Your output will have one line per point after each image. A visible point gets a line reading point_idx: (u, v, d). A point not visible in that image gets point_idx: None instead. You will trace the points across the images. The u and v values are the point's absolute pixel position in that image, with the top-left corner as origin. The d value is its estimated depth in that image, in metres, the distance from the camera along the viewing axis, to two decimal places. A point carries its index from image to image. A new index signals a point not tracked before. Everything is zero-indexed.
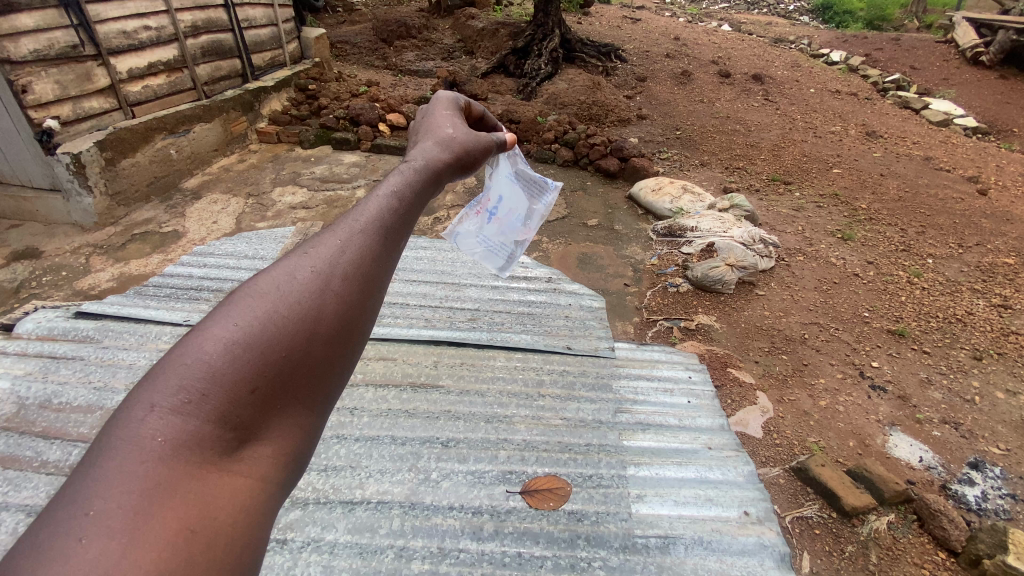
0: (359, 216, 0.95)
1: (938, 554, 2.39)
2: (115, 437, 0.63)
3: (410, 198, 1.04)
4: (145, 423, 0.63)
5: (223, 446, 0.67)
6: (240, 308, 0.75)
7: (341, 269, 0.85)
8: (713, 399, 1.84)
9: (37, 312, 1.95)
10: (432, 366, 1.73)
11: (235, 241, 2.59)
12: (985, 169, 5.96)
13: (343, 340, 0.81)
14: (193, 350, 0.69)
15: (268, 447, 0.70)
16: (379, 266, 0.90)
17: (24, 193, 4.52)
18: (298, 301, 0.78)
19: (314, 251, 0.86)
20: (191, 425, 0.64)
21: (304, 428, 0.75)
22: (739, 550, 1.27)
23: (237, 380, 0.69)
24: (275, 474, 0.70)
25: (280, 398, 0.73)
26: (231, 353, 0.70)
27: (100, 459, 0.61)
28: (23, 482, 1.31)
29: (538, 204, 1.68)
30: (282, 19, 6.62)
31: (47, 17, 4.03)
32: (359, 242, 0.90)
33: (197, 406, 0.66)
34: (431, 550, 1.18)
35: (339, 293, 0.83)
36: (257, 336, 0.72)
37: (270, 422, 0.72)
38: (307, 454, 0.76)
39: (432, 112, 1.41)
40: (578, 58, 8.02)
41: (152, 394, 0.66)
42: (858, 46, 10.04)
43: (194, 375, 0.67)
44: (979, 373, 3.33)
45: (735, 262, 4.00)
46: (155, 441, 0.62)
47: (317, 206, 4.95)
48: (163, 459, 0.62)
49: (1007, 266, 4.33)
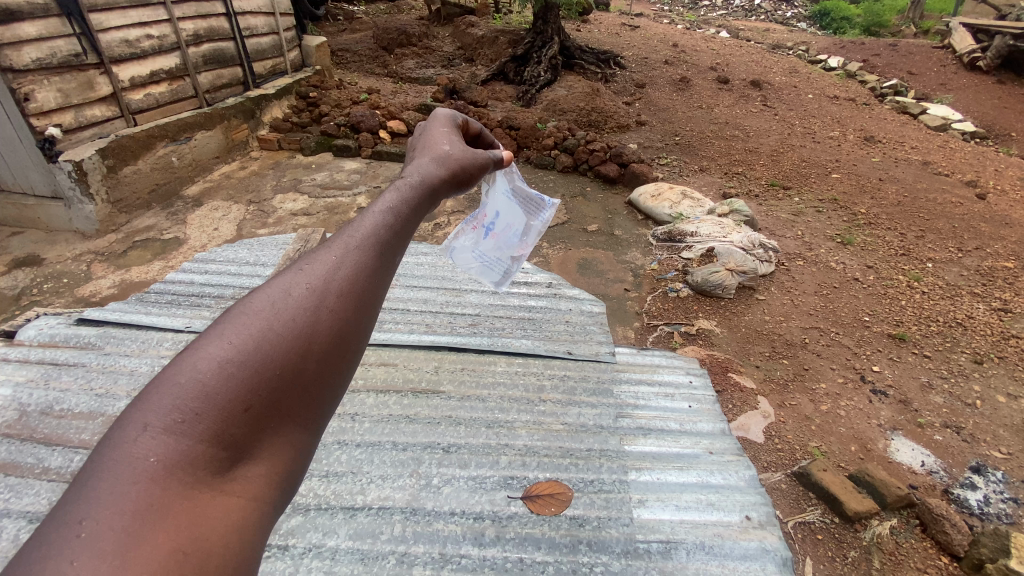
0: (355, 232, 0.96)
1: (941, 558, 2.38)
2: (108, 456, 0.63)
3: (406, 214, 1.05)
4: (139, 443, 0.64)
5: (216, 466, 0.67)
6: (234, 327, 0.76)
7: (336, 285, 0.86)
8: (714, 403, 1.84)
9: (38, 319, 1.96)
10: (433, 371, 1.73)
11: (237, 248, 2.60)
12: (984, 173, 5.98)
13: (338, 357, 0.82)
14: (186, 369, 0.70)
15: (262, 466, 0.71)
16: (373, 282, 0.91)
17: (26, 201, 4.54)
18: (292, 318, 0.79)
19: (309, 267, 0.87)
20: (183, 445, 0.65)
21: (298, 446, 0.76)
22: (741, 555, 1.26)
23: (230, 399, 0.69)
24: (268, 493, 0.70)
25: (273, 417, 0.73)
26: (224, 371, 0.71)
27: (93, 480, 0.62)
28: (24, 489, 1.31)
29: (535, 220, 1.66)
30: (284, 27, 6.68)
31: (49, 26, 4.07)
32: (354, 258, 0.91)
33: (190, 425, 0.66)
34: (433, 556, 1.18)
35: (333, 309, 0.84)
36: (251, 354, 0.73)
37: (264, 441, 0.72)
38: (302, 471, 0.76)
39: (430, 127, 1.43)
40: (578, 65, 8.07)
41: (146, 413, 0.66)
42: (856, 52, 10.10)
43: (187, 395, 0.67)
44: (979, 377, 3.32)
45: (735, 266, 4.00)
46: (148, 461, 0.63)
47: (317, 212, 4.96)
48: (155, 479, 0.62)
49: (1007, 270, 4.34)
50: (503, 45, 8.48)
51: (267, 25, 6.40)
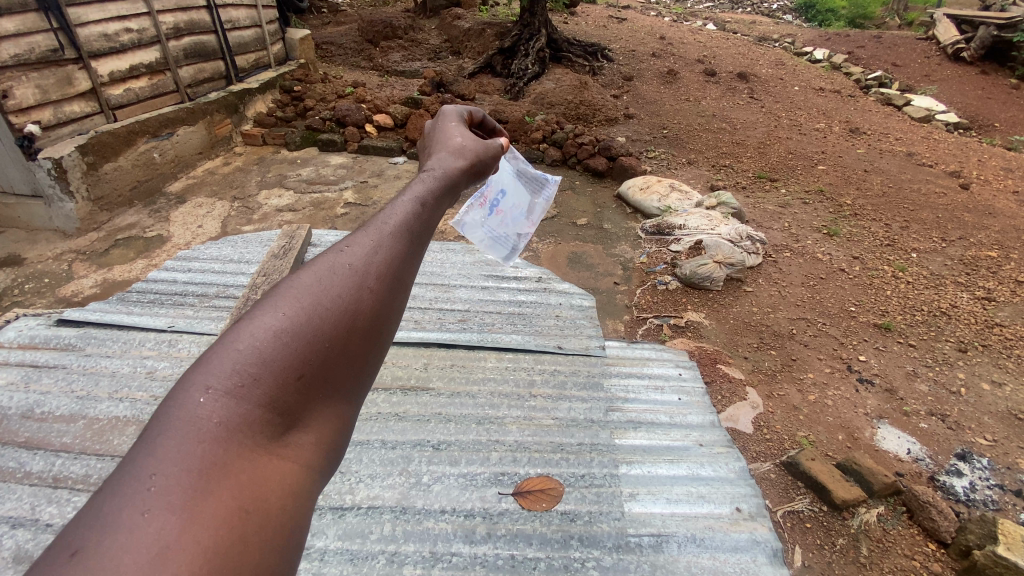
0: (392, 213, 0.95)
1: (928, 544, 2.42)
2: (169, 417, 0.61)
3: (436, 200, 1.04)
4: (201, 405, 0.62)
5: (271, 432, 0.65)
6: (286, 297, 0.74)
7: (380, 261, 0.85)
8: (704, 395, 1.85)
9: (17, 320, 1.91)
10: (422, 369, 1.71)
11: (220, 245, 2.55)
12: (967, 164, 6.06)
13: (383, 331, 0.81)
14: (244, 337, 0.68)
15: (314, 437, 0.69)
16: (413, 261, 0.90)
17: (4, 199, 4.43)
18: (339, 292, 0.78)
19: (352, 243, 0.86)
20: (243, 408, 0.63)
21: (346, 419, 0.74)
22: (731, 547, 1.27)
23: (285, 367, 0.68)
24: (319, 462, 0.69)
25: (323, 388, 0.72)
26: (279, 339, 0.69)
27: (155, 437, 0.60)
28: (4, 494, 1.28)
29: (539, 199, 1.69)
30: (266, 20, 6.56)
31: (28, 21, 3.96)
32: (392, 237, 0.90)
33: (249, 390, 0.65)
34: (423, 555, 1.17)
35: (376, 284, 0.83)
36: (304, 324, 0.72)
37: (314, 411, 0.71)
38: (347, 445, 0.75)
39: (444, 121, 1.43)
40: (565, 58, 8.03)
41: (206, 374, 0.64)
42: (841, 44, 10.16)
43: (245, 360, 0.66)
44: (963, 365, 3.38)
45: (723, 259, 4.02)
46: (211, 422, 0.61)
47: (304, 208, 4.89)
48: (217, 440, 0.60)
49: (990, 259, 4.40)
50: (489, 38, 8.40)
51: (249, 18, 6.28)
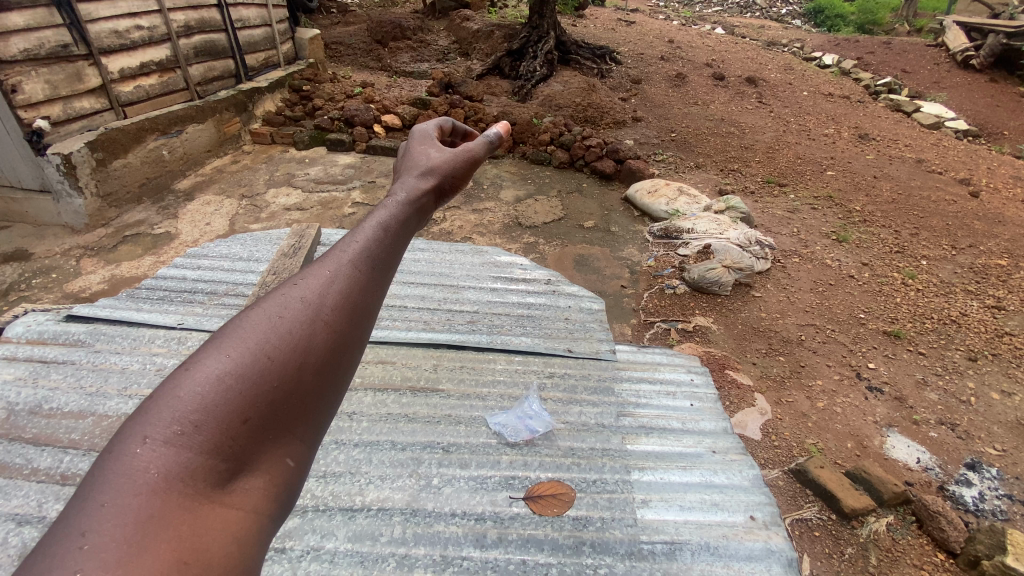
0: (348, 249, 0.98)
1: (938, 555, 2.39)
2: (107, 467, 0.63)
3: (397, 227, 1.08)
4: (139, 456, 0.64)
5: (214, 478, 0.67)
6: (231, 340, 0.76)
7: (331, 299, 0.88)
8: (716, 402, 1.83)
9: (26, 315, 1.89)
10: (432, 370, 1.71)
11: (229, 243, 2.55)
12: (977, 172, 6.00)
13: (332, 369, 0.83)
14: (184, 383, 0.70)
15: (260, 479, 0.70)
16: (367, 296, 0.93)
17: (12, 194, 4.44)
18: (288, 329, 0.81)
19: (303, 281, 0.89)
20: (184, 457, 0.65)
21: (296, 459, 0.76)
22: (746, 556, 1.25)
23: (228, 411, 0.70)
24: (267, 505, 0.70)
25: (270, 430, 0.73)
26: (222, 384, 0.71)
27: (93, 492, 0.62)
28: (12, 491, 1.27)
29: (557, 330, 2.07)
30: (276, 19, 6.62)
31: (37, 16, 3.99)
32: (347, 275, 0.92)
33: (191, 437, 0.67)
34: (434, 559, 1.15)
35: (328, 321, 0.85)
36: (249, 367, 0.74)
37: (262, 453, 0.72)
38: (299, 485, 0.76)
39: (416, 140, 1.45)
40: (574, 60, 8.04)
41: (146, 426, 0.66)
42: (850, 50, 10.11)
43: (186, 408, 0.68)
44: (973, 374, 3.35)
45: (732, 264, 3.99)
46: (150, 474, 0.63)
47: (311, 207, 4.90)
48: (155, 491, 0.62)
49: (999, 268, 4.37)
50: (498, 39, 8.41)
51: (259, 17, 6.33)
